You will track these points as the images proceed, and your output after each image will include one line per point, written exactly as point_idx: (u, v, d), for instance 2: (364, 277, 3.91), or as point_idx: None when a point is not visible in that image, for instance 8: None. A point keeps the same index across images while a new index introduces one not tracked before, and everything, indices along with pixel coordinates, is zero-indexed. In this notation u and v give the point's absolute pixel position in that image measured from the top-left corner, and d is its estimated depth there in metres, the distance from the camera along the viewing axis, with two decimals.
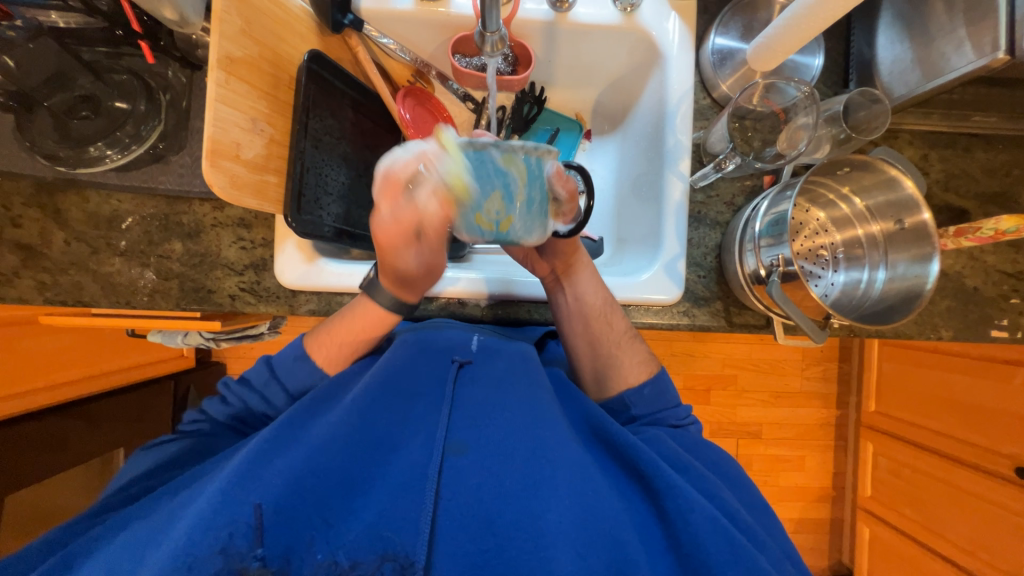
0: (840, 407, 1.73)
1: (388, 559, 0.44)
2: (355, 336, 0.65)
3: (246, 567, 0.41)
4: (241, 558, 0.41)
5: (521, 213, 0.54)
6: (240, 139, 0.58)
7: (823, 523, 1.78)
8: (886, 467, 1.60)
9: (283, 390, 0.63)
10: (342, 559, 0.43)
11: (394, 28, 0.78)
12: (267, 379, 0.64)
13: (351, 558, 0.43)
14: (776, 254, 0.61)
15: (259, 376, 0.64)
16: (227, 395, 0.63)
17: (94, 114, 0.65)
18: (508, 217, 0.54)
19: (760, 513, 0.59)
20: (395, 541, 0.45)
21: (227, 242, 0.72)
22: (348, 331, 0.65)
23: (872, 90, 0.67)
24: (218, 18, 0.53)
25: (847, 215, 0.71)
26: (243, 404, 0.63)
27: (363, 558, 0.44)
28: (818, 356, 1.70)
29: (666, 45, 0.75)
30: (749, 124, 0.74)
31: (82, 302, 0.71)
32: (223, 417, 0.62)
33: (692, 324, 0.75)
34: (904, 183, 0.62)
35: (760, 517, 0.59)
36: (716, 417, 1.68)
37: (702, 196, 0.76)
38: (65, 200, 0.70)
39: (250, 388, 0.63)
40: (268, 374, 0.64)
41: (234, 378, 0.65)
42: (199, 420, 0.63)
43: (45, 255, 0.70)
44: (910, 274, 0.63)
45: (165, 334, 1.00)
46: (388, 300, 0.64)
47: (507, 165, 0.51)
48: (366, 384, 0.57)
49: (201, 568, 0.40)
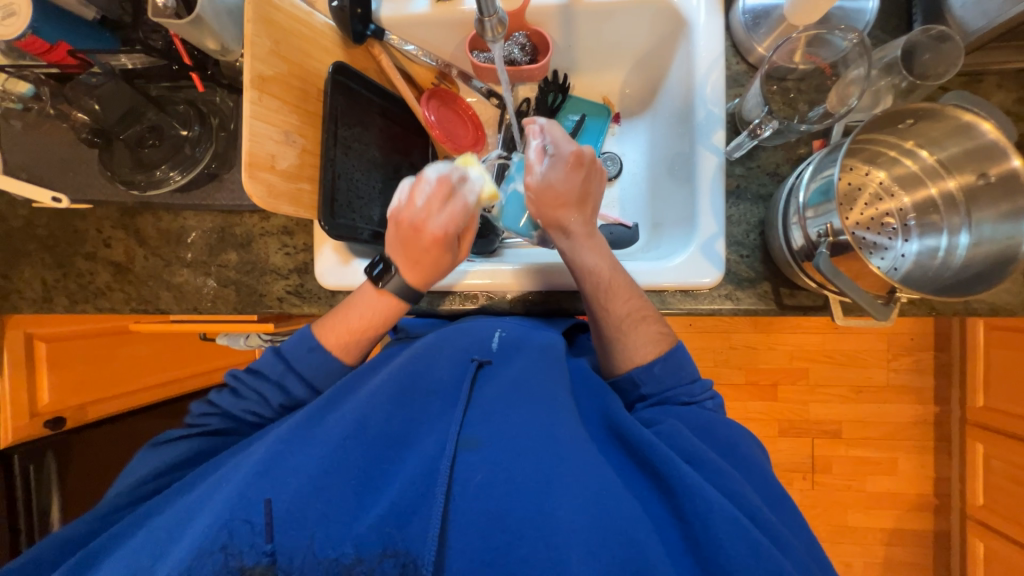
0: (939, 403, 1.51)
1: (388, 555, 0.46)
2: (360, 329, 0.66)
3: (246, 564, 0.45)
4: (244, 556, 0.45)
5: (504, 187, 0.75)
6: (275, 151, 0.63)
7: (924, 535, 1.56)
8: (1001, 471, 1.37)
9: (300, 380, 0.65)
10: (347, 554, 0.46)
11: (414, 34, 0.81)
12: (282, 370, 0.65)
13: (357, 554, 0.46)
14: (825, 224, 0.55)
15: (273, 367, 0.65)
16: (238, 387, 0.65)
17: (159, 142, 0.72)
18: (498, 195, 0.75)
19: (777, 519, 0.54)
20: (395, 537, 0.47)
21: (274, 249, 0.78)
22: (352, 322, 0.66)
23: (937, 27, 0.58)
24: (249, 41, 0.59)
25: (915, 172, 0.63)
26: (250, 395, 0.65)
27: (368, 554, 0.46)
28: (909, 345, 1.50)
29: (690, 12, 0.71)
30: (791, 85, 0.68)
31: (160, 310, 0.80)
32: (239, 412, 0.65)
33: (736, 308, 0.69)
34: (982, 127, 0.53)
35: (776, 511, 0.54)
36: (786, 414, 1.54)
37: (740, 168, 0.70)
38: (142, 221, 0.80)
39: (262, 378, 0.65)
40: (282, 366, 0.65)
41: (243, 369, 0.67)
42: (210, 413, 0.66)
43: (130, 270, 0.80)
44: (999, 235, 0.53)
45: (231, 336, 1.07)
46: (395, 287, 0.65)
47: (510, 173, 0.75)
48: (385, 379, 0.58)
49: (202, 563, 0.44)
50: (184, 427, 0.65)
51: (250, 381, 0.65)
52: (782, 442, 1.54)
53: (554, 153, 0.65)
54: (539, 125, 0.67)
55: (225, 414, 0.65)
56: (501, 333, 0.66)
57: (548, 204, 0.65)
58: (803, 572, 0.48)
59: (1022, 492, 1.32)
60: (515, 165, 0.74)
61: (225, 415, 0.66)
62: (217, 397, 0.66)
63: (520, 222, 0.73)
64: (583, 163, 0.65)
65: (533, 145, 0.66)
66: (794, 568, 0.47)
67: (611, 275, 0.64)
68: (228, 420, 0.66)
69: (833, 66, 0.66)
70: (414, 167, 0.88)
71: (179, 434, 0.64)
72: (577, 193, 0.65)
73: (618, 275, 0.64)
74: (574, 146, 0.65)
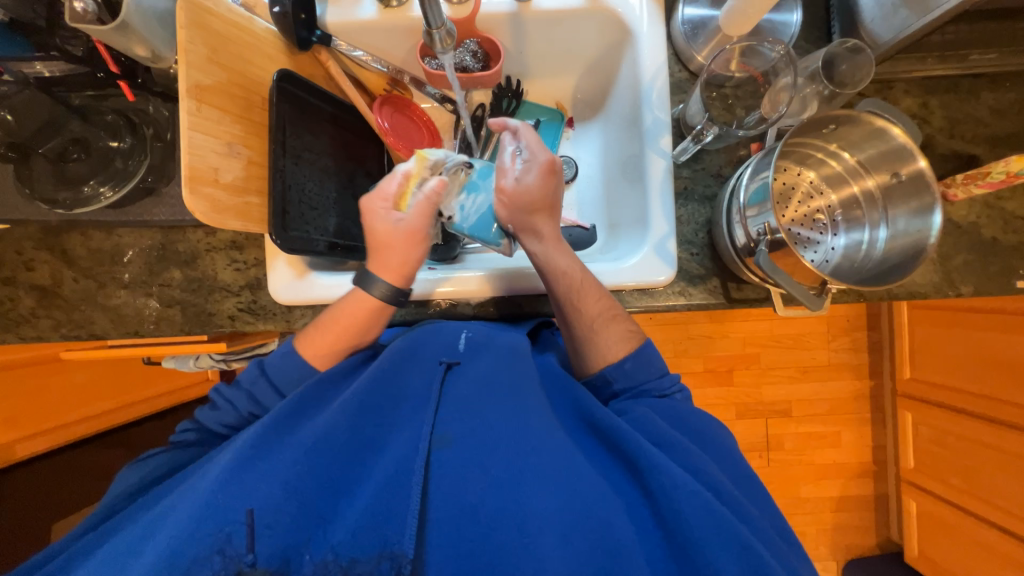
0: (874, 378, 1.65)
1: (386, 557, 0.46)
2: (343, 329, 0.63)
3: (241, 568, 0.44)
4: (240, 558, 0.44)
5: (465, 194, 0.70)
6: (218, 163, 0.60)
7: (866, 500, 1.70)
8: (928, 436, 1.51)
9: (275, 391, 0.63)
10: (341, 556, 0.46)
11: (362, 39, 0.79)
12: (256, 377, 0.63)
13: (349, 557, 0.46)
14: (764, 222, 0.59)
15: (249, 375, 0.63)
16: (217, 400, 0.63)
17: (85, 155, 0.68)
18: (459, 202, 0.70)
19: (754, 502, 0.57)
20: (393, 540, 0.47)
21: (222, 265, 0.74)
22: (332, 327, 0.63)
23: (852, 40, 0.64)
24: (183, 48, 0.55)
25: (840, 172, 0.68)
26: (232, 408, 0.63)
27: (362, 557, 0.46)
28: (846, 326, 1.63)
29: (634, 21, 0.74)
30: (729, 91, 0.72)
31: (95, 335, 0.74)
32: (216, 426, 0.63)
33: (689, 303, 0.73)
34: (893, 131, 0.59)
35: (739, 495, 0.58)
36: (742, 398, 1.63)
37: (687, 170, 0.74)
38: (69, 240, 0.74)
39: (239, 389, 0.63)
40: (257, 373, 0.63)
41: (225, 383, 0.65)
42: (189, 430, 0.64)
43: (58, 294, 0.74)
44: (911, 229, 0.60)
45: (179, 359, 1.00)
46: (383, 291, 0.62)
47: (472, 179, 0.71)
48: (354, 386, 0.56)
49: (201, 567, 0.43)
50: (161, 445, 0.63)
51: (226, 393, 0.63)
52: (739, 424, 1.63)
53: (528, 158, 0.67)
54: (514, 129, 0.69)
55: (203, 430, 0.64)
56: (467, 334, 0.65)
57: (523, 206, 0.66)
58: (766, 542, 0.51)
59: (946, 454, 1.47)
60: (475, 173, 0.72)
61: (203, 430, 0.64)
62: (200, 415, 0.64)
63: (490, 230, 0.70)
64: (556, 171, 0.67)
65: (509, 150, 0.69)
66: (759, 540, 0.50)
67: (583, 277, 0.65)
68: (206, 435, 0.64)
69: (764, 74, 0.72)
70: (369, 174, 0.87)
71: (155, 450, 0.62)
72: (550, 199, 0.67)
73: (589, 276, 0.66)
74: (547, 154, 0.67)
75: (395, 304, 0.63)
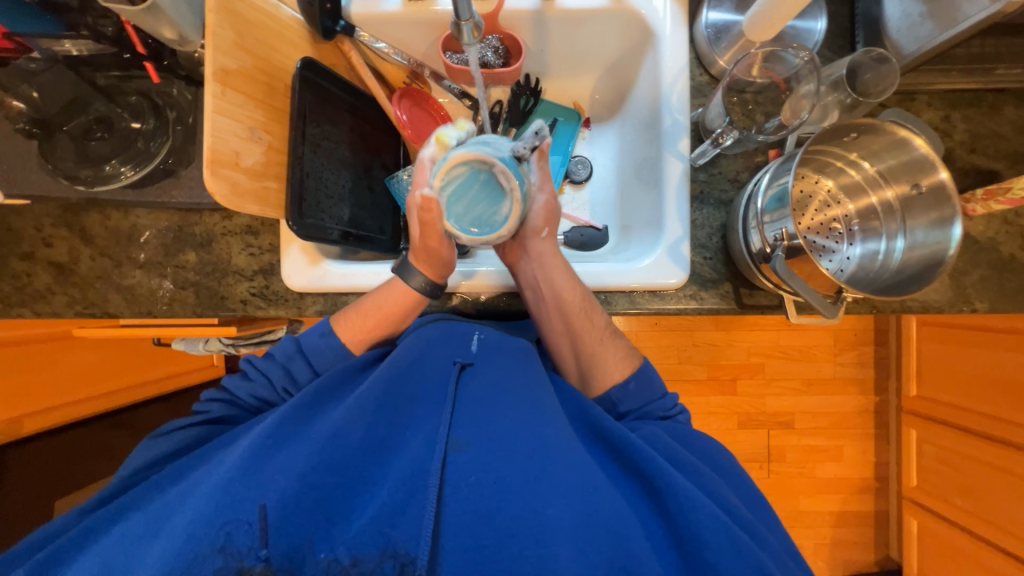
0: (879, 394, 1.64)
1: (388, 556, 0.46)
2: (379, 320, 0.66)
3: (249, 566, 0.44)
4: (242, 556, 0.45)
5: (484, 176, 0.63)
6: (240, 147, 0.60)
7: (866, 516, 1.68)
8: (932, 455, 1.50)
9: (309, 368, 0.65)
10: (342, 556, 0.46)
11: (385, 31, 0.79)
12: (292, 354, 0.65)
13: (351, 556, 0.46)
14: (781, 229, 0.59)
15: (284, 350, 0.65)
16: (249, 371, 0.64)
17: (108, 134, 0.69)
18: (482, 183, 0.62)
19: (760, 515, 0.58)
20: (395, 538, 0.47)
21: (237, 250, 0.75)
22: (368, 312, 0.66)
23: (877, 49, 0.64)
24: (212, 32, 0.56)
25: (858, 181, 0.68)
26: (265, 380, 0.64)
27: (364, 556, 0.46)
28: (852, 340, 1.62)
29: (657, 23, 0.74)
30: (750, 97, 0.73)
31: (109, 314, 0.75)
32: (246, 397, 0.64)
33: (701, 308, 0.72)
34: (916, 142, 0.58)
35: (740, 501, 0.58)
36: (745, 407, 1.62)
37: (704, 175, 0.74)
38: (88, 219, 0.74)
39: (273, 361, 0.65)
40: (293, 350, 0.65)
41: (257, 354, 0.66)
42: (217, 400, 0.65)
43: (74, 271, 0.75)
44: (930, 240, 0.60)
45: (188, 342, 1.01)
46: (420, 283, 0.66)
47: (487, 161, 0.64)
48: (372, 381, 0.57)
49: (202, 566, 0.43)
50: (185, 417, 0.63)
51: (260, 365, 0.64)
52: (741, 434, 1.63)
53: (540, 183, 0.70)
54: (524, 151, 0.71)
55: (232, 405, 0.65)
56: (480, 336, 0.66)
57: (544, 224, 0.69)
58: (780, 565, 0.51)
59: (951, 473, 1.45)
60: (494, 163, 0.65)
61: (230, 401, 0.65)
62: (230, 384, 0.65)
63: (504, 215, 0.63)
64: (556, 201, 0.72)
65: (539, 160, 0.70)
66: (771, 560, 0.50)
67: (587, 292, 0.67)
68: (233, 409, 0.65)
69: (787, 81, 0.72)
70: (385, 167, 0.87)
71: (176, 424, 0.62)
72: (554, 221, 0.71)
73: (590, 294, 0.68)
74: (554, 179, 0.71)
75: (429, 295, 0.67)
